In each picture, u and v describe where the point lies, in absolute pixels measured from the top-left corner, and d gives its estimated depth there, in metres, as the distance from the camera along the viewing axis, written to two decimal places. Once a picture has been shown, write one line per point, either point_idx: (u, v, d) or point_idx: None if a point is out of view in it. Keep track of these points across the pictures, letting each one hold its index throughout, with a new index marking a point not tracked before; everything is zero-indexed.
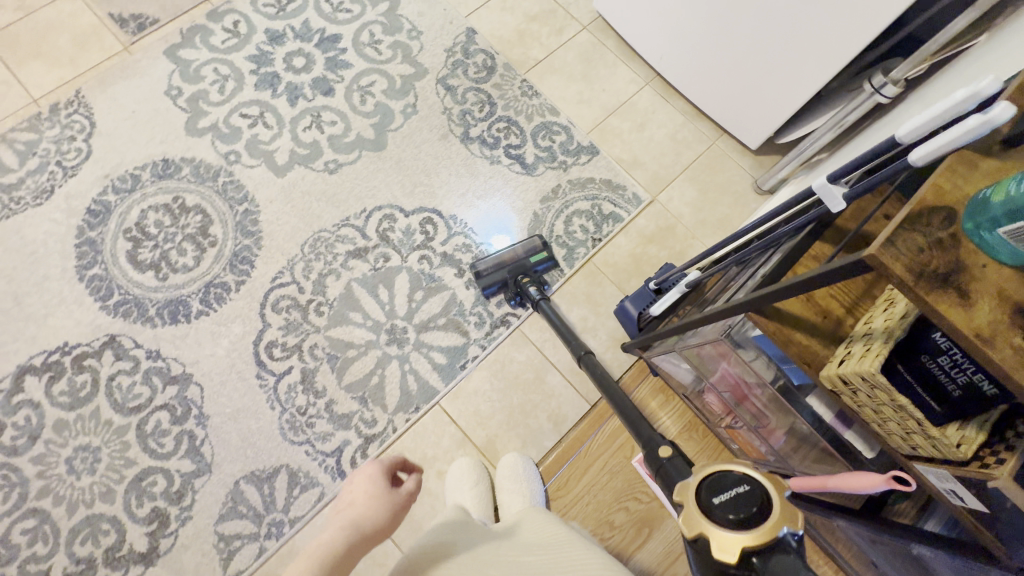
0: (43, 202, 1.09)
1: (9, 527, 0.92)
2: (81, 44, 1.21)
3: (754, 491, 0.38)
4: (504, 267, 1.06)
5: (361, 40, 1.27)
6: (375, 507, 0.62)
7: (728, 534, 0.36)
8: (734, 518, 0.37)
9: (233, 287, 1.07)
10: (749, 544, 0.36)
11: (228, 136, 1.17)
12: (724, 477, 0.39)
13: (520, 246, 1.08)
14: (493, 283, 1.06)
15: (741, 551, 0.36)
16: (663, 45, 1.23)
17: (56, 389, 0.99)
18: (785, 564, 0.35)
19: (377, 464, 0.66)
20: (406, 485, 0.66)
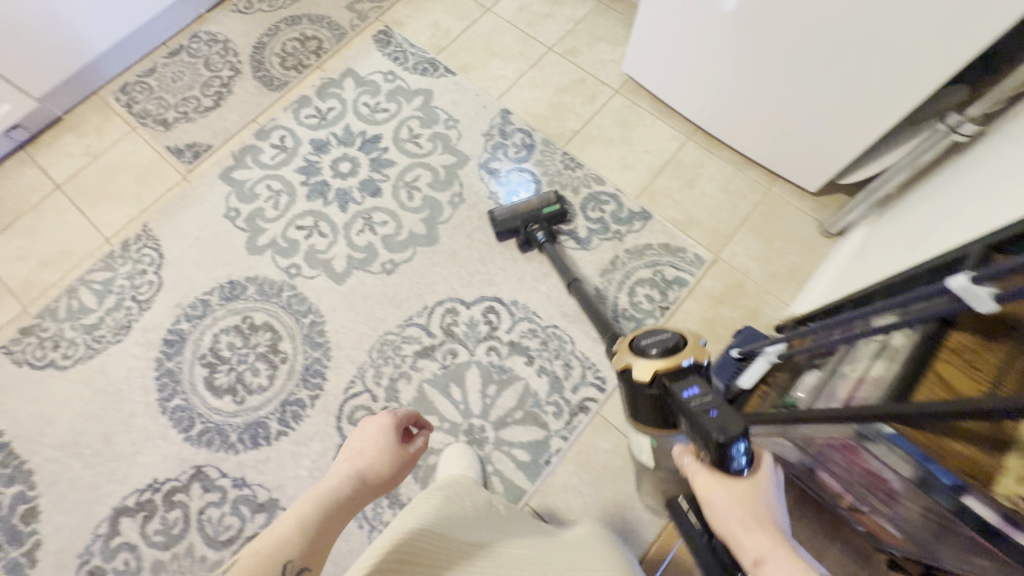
0: (123, 338, 1.13)
1: None
2: (145, 179, 1.28)
3: (673, 338, 0.65)
4: (519, 215, 1.12)
5: (401, 136, 1.30)
6: (383, 461, 0.67)
7: (651, 363, 0.63)
8: (657, 353, 0.64)
9: (309, 403, 1.07)
10: (660, 371, 0.62)
11: (287, 250, 1.19)
12: (656, 332, 0.67)
13: (535, 198, 1.14)
14: (505, 229, 1.11)
15: (655, 372, 0.63)
16: (706, 100, 1.21)
17: (151, 528, 0.99)
18: (682, 373, 0.62)
19: (391, 418, 0.72)
20: (415, 444, 0.72)
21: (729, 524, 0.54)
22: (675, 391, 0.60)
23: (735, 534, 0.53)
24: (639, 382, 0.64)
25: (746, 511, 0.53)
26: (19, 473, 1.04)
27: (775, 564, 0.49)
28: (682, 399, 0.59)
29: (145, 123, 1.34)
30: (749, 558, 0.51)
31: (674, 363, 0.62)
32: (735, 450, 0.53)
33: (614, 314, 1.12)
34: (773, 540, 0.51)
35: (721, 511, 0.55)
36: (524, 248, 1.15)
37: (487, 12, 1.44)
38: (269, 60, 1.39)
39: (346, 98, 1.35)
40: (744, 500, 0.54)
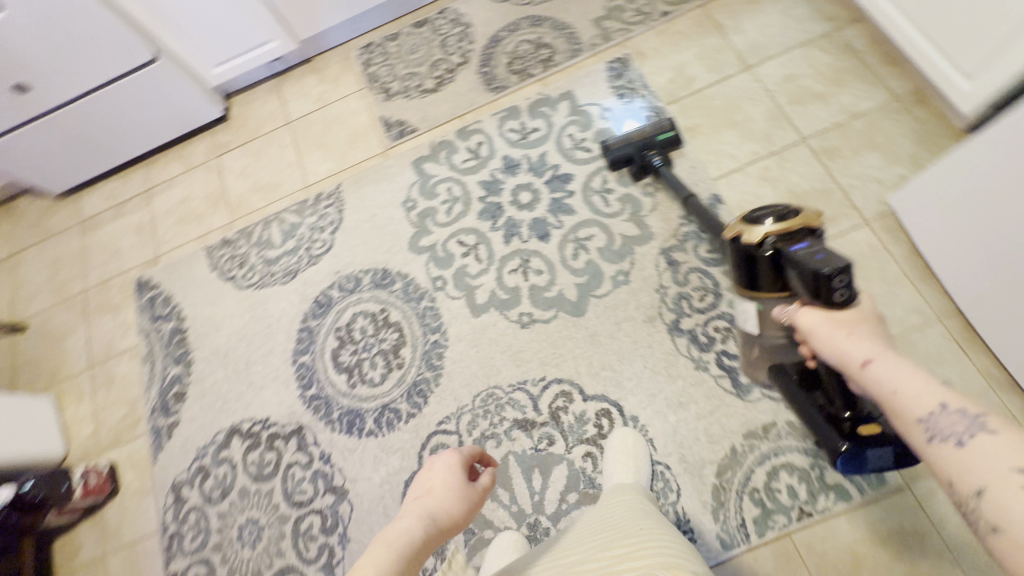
0: (287, 282, 1.26)
1: (189, 566, 1.09)
2: (354, 141, 1.36)
3: (787, 210, 0.67)
4: (632, 143, 1.11)
5: (592, 185, 1.19)
6: (454, 501, 0.57)
7: (766, 229, 0.65)
8: (774, 221, 0.65)
9: (404, 418, 1.09)
10: (771, 236, 0.64)
11: (441, 260, 1.20)
12: (768, 206, 0.69)
13: (649, 125, 1.12)
14: (617, 159, 1.11)
15: (768, 237, 0.64)
16: (972, 254, 0.91)
17: (250, 457, 1.13)
18: (796, 237, 0.64)
19: (456, 454, 0.62)
20: (484, 481, 0.62)
21: (834, 343, 0.57)
22: (784, 251, 0.63)
23: (838, 349, 0.57)
24: (749, 246, 0.66)
25: (849, 329, 0.57)
26: (184, 359, 1.25)
27: (883, 362, 0.53)
28: (790, 254, 0.62)
29: (372, 87, 1.41)
30: (856, 359, 0.54)
31: (786, 230, 0.64)
32: (835, 282, 0.57)
33: (740, 489, 0.94)
34: (878, 346, 0.55)
35: (825, 336, 0.58)
36: (639, 177, 1.14)
37: (745, 72, 1.22)
38: (498, 57, 1.36)
39: (554, 121, 1.26)
40: (846, 324, 0.58)
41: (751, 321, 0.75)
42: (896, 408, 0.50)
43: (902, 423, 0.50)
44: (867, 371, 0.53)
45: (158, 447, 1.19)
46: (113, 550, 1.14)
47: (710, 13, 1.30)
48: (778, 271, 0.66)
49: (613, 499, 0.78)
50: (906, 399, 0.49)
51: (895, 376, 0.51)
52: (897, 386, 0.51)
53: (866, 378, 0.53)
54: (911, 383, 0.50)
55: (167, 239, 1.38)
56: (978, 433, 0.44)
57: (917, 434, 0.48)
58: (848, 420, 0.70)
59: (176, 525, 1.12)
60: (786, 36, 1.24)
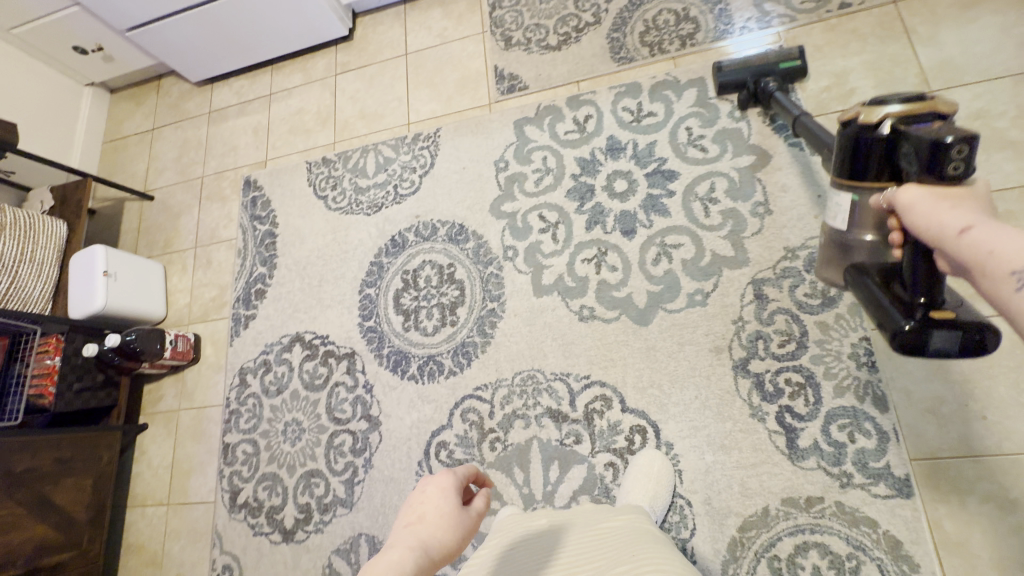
0: (371, 215, 1.30)
1: (239, 442, 1.24)
2: (463, 86, 1.33)
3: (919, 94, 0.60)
4: (749, 69, 1.06)
5: (696, 190, 1.08)
6: (447, 529, 0.55)
7: (887, 109, 0.60)
8: (899, 103, 0.60)
9: (445, 373, 1.13)
10: (891, 118, 0.59)
11: (518, 230, 1.17)
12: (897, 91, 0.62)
13: (772, 53, 1.06)
14: (728, 83, 1.07)
15: (887, 117, 0.59)
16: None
17: (306, 366, 1.24)
18: (919, 119, 0.58)
19: (450, 476, 0.61)
20: (477, 505, 0.60)
21: (929, 215, 0.52)
22: (903, 130, 0.57)
23: (933, 218, 0.51)
24: (864, 128, 0.61)
25: (952, 199, 0.51)
26: (269, 261, 1.36)
27: (983, 228, 0.47)
28: (909, 131, 0.57)
29: (494, 32, 1.35)
30: (952, 227, 0.49)
31: (911, 112, 0.58)
32: (953, 149, 0.51)
33: (760, 552, 0.89)
34: (982, 216, 0.49)
35: (921, 208, 0.52)
36: (746, 106, 1.08)
37: None
38: (633, 24, 1.23)
39: (675, 108, 1.14)
40: (951, 194, 0.52)
41: (841, 216, 0.71)
42: (989, 270, 0.45)
43: (996, 283, 0.44)
44: (964, 238, 0.48)
45: (234, 333, 1.33)
46: (185, 408, 1.33)
47: (903, 14, 1.08)
48: (890, 156, 0.60)
49: (608, 517, 0.75)
50: (1005, 258, 0.43)
51: (995, 240, 0.45)
52: (995, 248, 0.45)
53: (963, 245, 0.48)
54: (1012, 242, 0.44)
55: (277, 146, 1.47)
56: None
57: (1012, 289, 0.42)
58: (920, 304, 0.60)
59: (236, 404, 1.27)
60: (993, 60, 1.00)
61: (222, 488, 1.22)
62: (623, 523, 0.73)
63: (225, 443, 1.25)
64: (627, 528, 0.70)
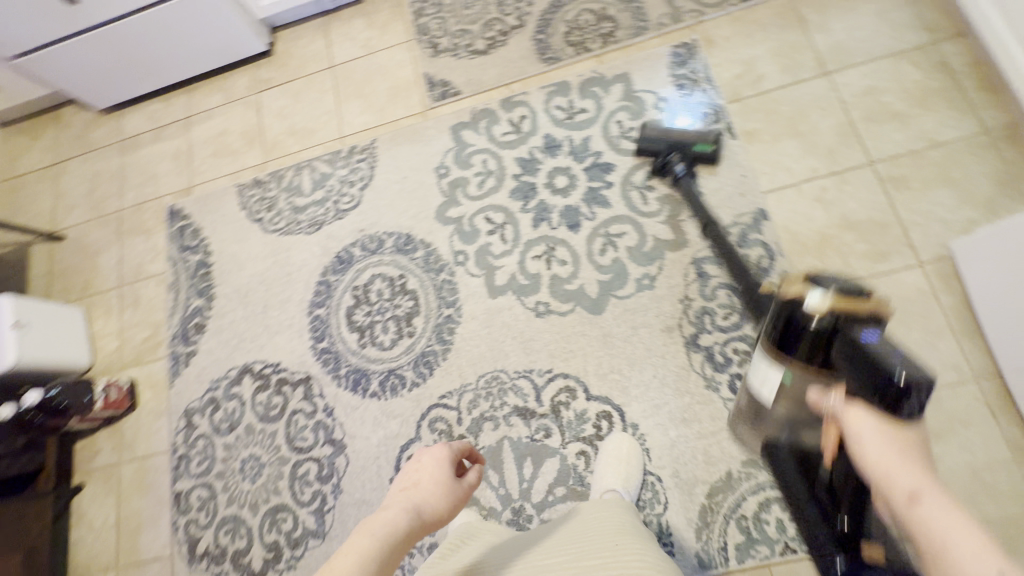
0: (312, 233, 1.26)
1: (192, 488, 1.16)
2: (395, 95, 1.32)
3: (857, 288, 0.55)
4: (667, 138, 1.08)
5: (633, 180, 1.13)
6: (441, 496, 0.56)
7: (830, 300, 0.53)
8: (842, 295, 0.54)
9: (408, 386, 1.11)
10: (839, 314, 0.53)
11: (466, 234, 1.17)
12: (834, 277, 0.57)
13: (693, 131, 1.09)
14: (646, 147, 1.10)
15: (833, 310, 0.53)
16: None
17: (259, 398, 1.18)
18: (863, 324, 0.53)
19: (447, 448, 0.61)
20: (470, 477, 0.61)
21: (880, 462, 0.49)
22: (849, 334, 0.52)
23: (883, 471, 0.48)
24: (806, 313, 0.55)
25: (899, 447, 0.49)
26: (206, 292, 1.28)
27: (936, 506, 0.44)
28: (860, 344, 0.51)
29: (421, 40, 1.34)
30: (901, 491, 0.47)
31: (856, 312, 0.53)
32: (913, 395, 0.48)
33: (729, 514, 0.94)
34: (930, 482, 0.46)
35: (876, 459, 0.49)
36: (655, 174, 1.11)
37: (822, 77, 1.12)
38: (556, 25, 1.27)
39: (604, 104, 1.19)
40: (897, 441, 0.49)
41: (768, 386, 0.63)
42: (939, 561, 0.42)
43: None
44: (913, 509, 0.45)
45: (174, 373, 1.24)
46: (126, 461, 1.22)
47: (796, 5, 1.18)
48: (822, 353, 0.55)
49: (600, 506, 0.76)
50: (956, 559, 0.41)
51: (947, 526, 0.43)
52: (947, 543, 0.42)
53: (912, 519, 0.45)
54: (961, 535, 0.42)
55: (202, 171, 1.39)
56: None
57: None
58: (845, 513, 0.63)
59: (185, 449, 1.19)
60: (874, 43, 1.12)
61: (178, 541, 1.14)
62: (608, 513, 0.73)
63: (177, 492, 1.17)
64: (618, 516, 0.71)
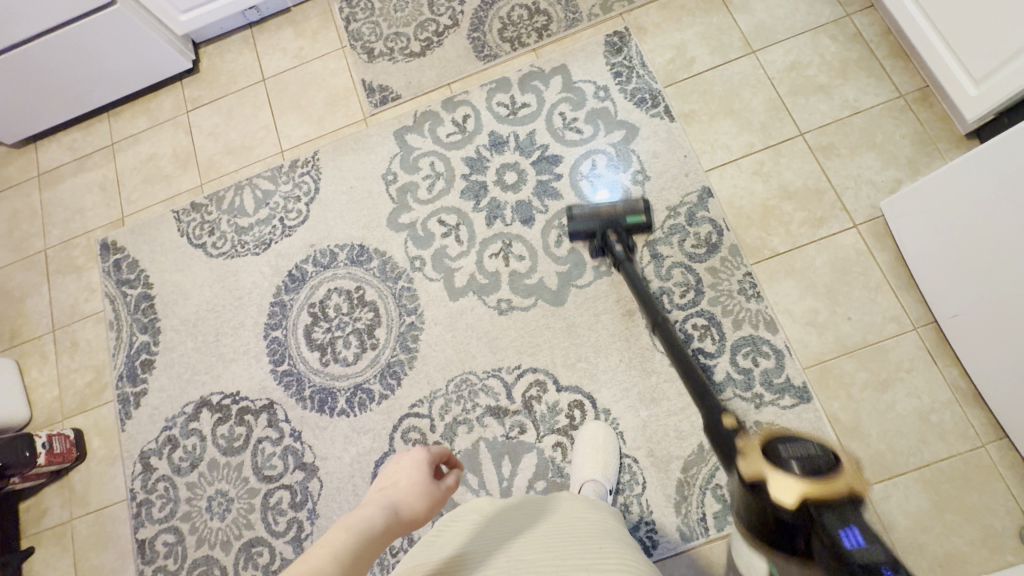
0: (260, 253, 1.21)
1: (156, 534, 1.09)
2: (333, 104, 1.29)
3: (822, 450, 0.44)
4: (598, 219, 1.05)
5: (581, 169, 1.14)
6: (419, 497, 0.55)
7: (790, 479, 0.43)
8: (804, 469, 0.43)
9: (377, 399, 1.08)
10: (808, 501, 0.42)
11: (420, 239, 1.16)
12: (791, 437, 0.46)
13: (620, 203, 1.07)
14: (580, 231, 1.05)
15: (800, 498, 0.42)
16: (953, 266, 0.90)
17: (219, 431, 1.12)
18: (844, 514, 0.41)
19: (427, 449, 0.59)
20: (449, 480, 0.58)
21: None
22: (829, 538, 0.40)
23: None
24: (776, 506, 0.44)
25: None
26: (151, 326, 1.21)
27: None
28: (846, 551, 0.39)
29: (354, 46, 1.31)
30: None
31: (831, 491, 0.41)
32: None
33: (704, 485, 0.96)
34: None
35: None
36: (597, 256, 1.07)
37: (749, 56, 1.16)
38: (490, 22, 1.27)
39: (545, 97, 1.20)
40: None
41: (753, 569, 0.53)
42: None
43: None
44: None
45: (124, 416, 1.17)
46: (80, 516, 1.14)
47: None
48: (796, 538, 0.43)
49: (582, 507, 0.74)
50: None
51: None
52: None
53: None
54: None
55: (134, 199, 1.31)
56: None
57: None
58: None
59: (144, 494, 1.12)
60: (794, 20, 1.17)
61: None
62: (594, 516, 0.71)
63: (139, 541, 1.10)
64: (599, 521, 0.70)
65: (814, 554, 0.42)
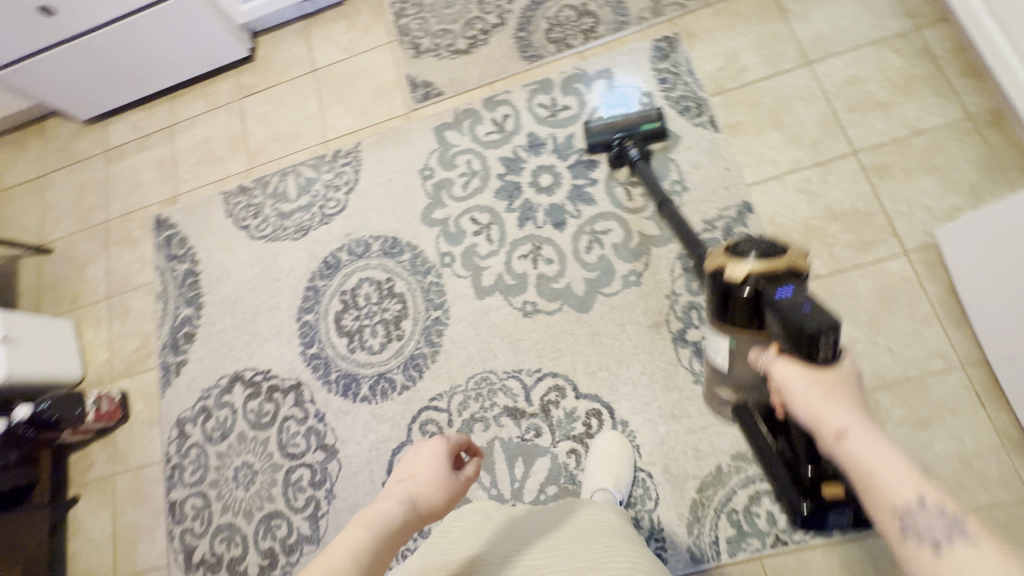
0: (299, 238, 1.26)
1: (187, 497, 1.16)
2: (378, 98, 1.31)
3: (771, 246, 0.66)
4: (614, 129, 1.05)
5: (617, 176, 1.13)
6: (436, 488, 0.56)
7: (746, 262, 0.64)
8: (756, 256, 0.64)
9: (398, 389, 1.11)
10: (754, 271, 0.63)
11: (452, 235, 1.17)
12: (752, 241, 0.67)
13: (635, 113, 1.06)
14: (597, 143, 1.06)
15: (750, 272, 0.63)
16: (1011, 305, 0.84)
17: (250, 405, 1.18)
18: (779, 276, 0.62)
19: (444, 441, 0.60)
20: (467, 471, 0.60)
21: (810, 405, 0.52)
22: (765, 288, 0.61)
23: (817, 415, 0.51)
24: (731, 281, 0.65)
25: (825, 389, 0.52)
26: (195, 301, 1.28)
27: (858, 435, 0.48)
28: (776, 295, 0.60)
29: (401, 41, 1.34)
30: (830, 430, 0.50)
31: (774, 270, 0.63)
32: (830, 342, 0.52)
33: (719, 508, 0.94)
34: (862, 420, 0.50)
35: (800, 395, 0.53)
36: (615, 166, 1.09)
37: (804, 68, 1.11)
38: (537, 23, 1.27)
39: (587, 100, 1.18)
40: (826, 384, 0.52)
41: (721, 355, 0.74)
42: (867, 489, 0.48)
43: (876, 511, 0.47)
44: (842, 446, 0.49)
45: (165, 383, 1.24)
46: (120, 472, 1.22)
47: None
48: (754, 307, 0.63)
49: (591, 508, 0.75)
50: (883, 487, 0.46)
51: (875, 457, 0.47)
52: (872, 468, 0.47)
53: (841, 452, 0.49)
54: (890, 467, 0.46)
55: (187, 179, 1.39)
56: (958, 540, 0.42)
57: (891, 526, 0.46)
58: (810, 478, 0.71)
59: (178, 458, 1.19)
60: (856, 31, 1.11)
61: (174, 550, 1.14)
62: (602, 517, 0.72)
63: (171, 501, 1.17)
64: (609, 521, 0.71)
65: (763, 313, 0.63)
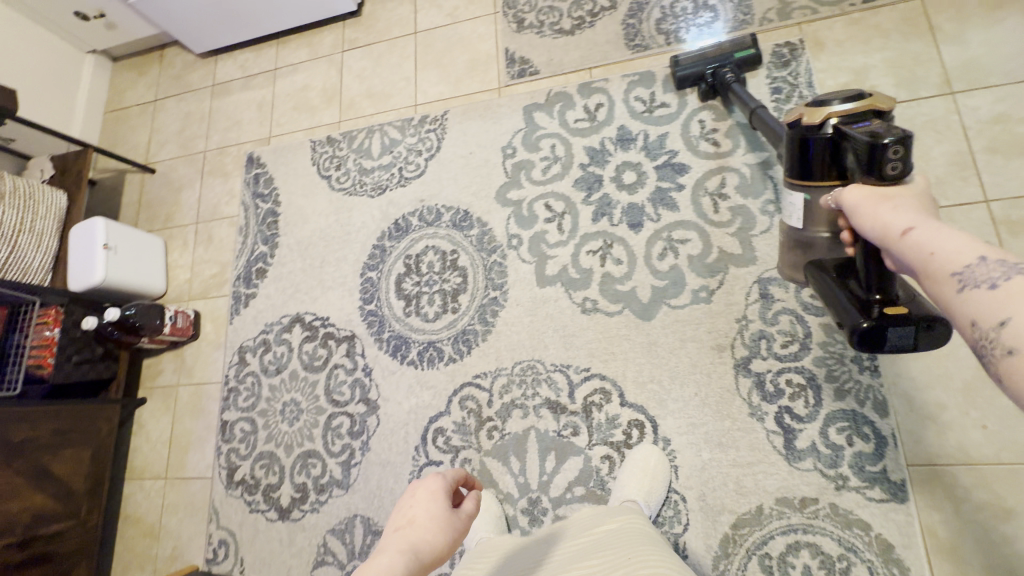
0: (374, 197, 1.28)
1: (237, 420, 1.24)
2: (472, 69, 1.30)
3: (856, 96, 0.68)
4: (706, 60, 1.07)
5: (706, 185, 1.07)
6: (438, 532, 0.54)
7: (827, 108, 0.67)
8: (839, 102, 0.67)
9: (445, 359, 1.13)
10: (835, 115, 0.66)
11: (523, 218, 1.16)
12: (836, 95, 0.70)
13: (728, 43, 1.08)
14: (688, 78, 1.08)
15: (829, 116, 0.66)
16: None
17: (305, 347, 1.23)
18: (860, 117, 0.65)
19: (440, 479, 0.59)
20: (468, 507, 0.59)
21: (875, 216, 0.57)
22: (845, 129, 0.64)
23: (882, 220, 0.56)
24: (810, 127, 0.68)
25: (891, 199, 0.57)
26: (270, 240, 1.35)
27: (923, 228, 0.52)
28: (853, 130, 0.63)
29: (506, 14, 1.31)
30: (897, 229, 0.53)
31: (854, 112, 0.66)
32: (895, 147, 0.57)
33: (752, 549, 0.89)
34: (926, 218, 0.53)
35: (866, 210, 0.58)
36: (708, 98, 1.10)
37: (944, 97, 0.99)
38: (650, 10, 1.20)
39: (687, 100, 1.13)
40: (892, 196, 0.57)
41: (797, 214, 0.78)
42: (927, 267, 0.50)
43: (935, 281, 0.48)
44: (906, 238, 0.52)
45: (234, 311, 1.32)
46: (184, 384, 1.33)
47: (929, 10, 1.04)
48: (834, 151, 0.66)
49: (606, 516, 0.78)
50: (941, 258, 0.48)
51: (932, 239, 0.50)
52: (934, 245, 0.49)
53: (903, 244, 0.53)
54: (950, 242, 0.48)
55: (282, 123, 1.45)
56: (1015, 277, 0.42)
57: (949, 287, 0.47)
58: (876, 302, 0.67)
59: (235, 382, 1.27)
60: (1017, 62, 0.97)
61: (219, 465, 1.23)
62: (619, 522, 0.75)
63: (223, 421, 1.25)
64: (625, 523, 0.73)
65: (841, 153, 0.66)
